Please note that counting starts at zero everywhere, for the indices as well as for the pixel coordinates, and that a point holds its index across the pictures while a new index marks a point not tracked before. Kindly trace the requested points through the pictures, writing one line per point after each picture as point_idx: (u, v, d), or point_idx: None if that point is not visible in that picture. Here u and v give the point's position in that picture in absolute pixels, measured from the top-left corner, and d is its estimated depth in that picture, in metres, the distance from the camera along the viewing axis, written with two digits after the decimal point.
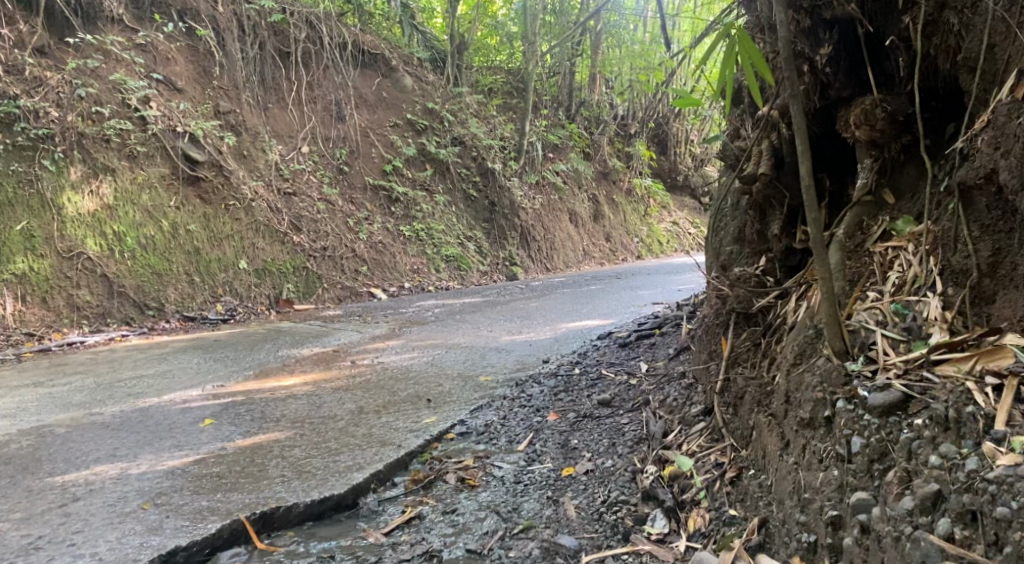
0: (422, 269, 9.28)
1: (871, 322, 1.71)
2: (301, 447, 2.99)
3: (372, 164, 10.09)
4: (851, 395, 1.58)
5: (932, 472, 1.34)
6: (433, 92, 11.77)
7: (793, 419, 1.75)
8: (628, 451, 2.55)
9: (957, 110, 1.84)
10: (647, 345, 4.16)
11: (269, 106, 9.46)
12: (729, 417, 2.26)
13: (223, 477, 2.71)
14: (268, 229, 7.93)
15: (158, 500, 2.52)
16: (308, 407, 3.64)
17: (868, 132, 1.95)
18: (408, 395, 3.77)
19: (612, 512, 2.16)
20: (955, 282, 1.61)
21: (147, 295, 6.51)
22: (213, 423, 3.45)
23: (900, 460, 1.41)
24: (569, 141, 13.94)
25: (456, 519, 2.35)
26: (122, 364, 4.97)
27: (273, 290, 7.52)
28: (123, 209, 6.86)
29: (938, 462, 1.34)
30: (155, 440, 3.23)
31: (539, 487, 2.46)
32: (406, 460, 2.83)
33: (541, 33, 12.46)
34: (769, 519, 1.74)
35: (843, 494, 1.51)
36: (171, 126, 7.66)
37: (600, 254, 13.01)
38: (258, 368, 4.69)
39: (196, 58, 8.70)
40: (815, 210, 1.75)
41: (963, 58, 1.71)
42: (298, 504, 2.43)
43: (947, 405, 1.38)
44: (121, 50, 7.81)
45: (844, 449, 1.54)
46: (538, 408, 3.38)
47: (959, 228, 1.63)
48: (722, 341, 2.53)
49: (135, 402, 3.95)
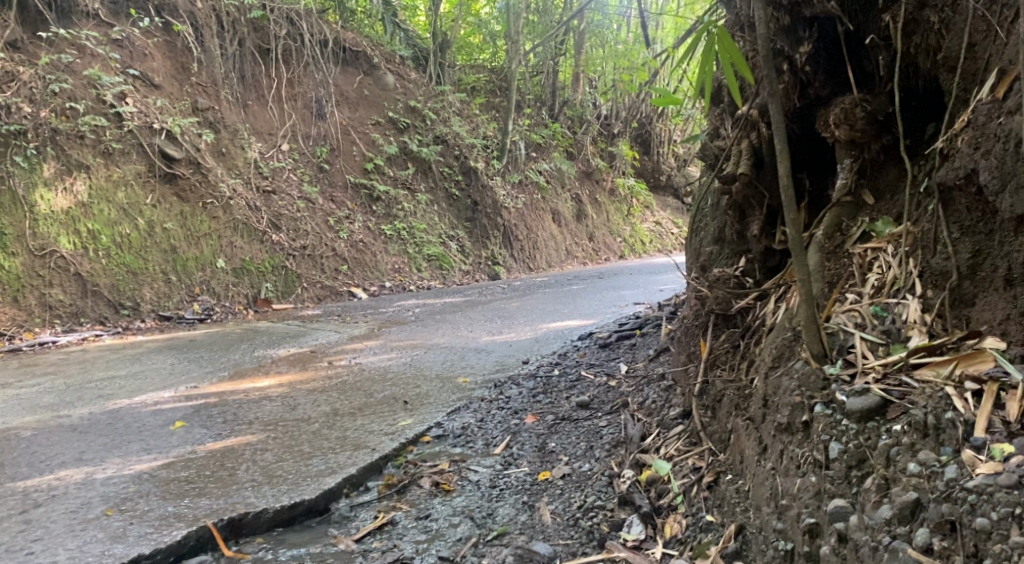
0: (403, 268, 9.20)
1: (849, 325, 1.68)
2: (273, 451, 2.91)
3: (353, 162, 9.99)
4: (829, 399, 1.55)
5: (910, 480, 1.31)
6: (416, 90, 11.70)
7: (770, 424, 1.72)
8: (605, 454, 2.51)
9: (937, 110, 1.81)
10: (628, 346, 4.13)
11: (248, 103, 9.34)
12: (707, 420, 2.22)
13: (191, 482, 2.63)
14: (247, 227, 7.80)
15: (122, 506, 2.44)
16: (282, 409, 3.57)
17: (848, 132, 1.92)
18: (385, 397, 3.71)
19: (588, 518, 2.12)
20: (934, 285, 1.59)
21: (121, 294, 6.38)
22: (184, 426, 3.37)
23: (878, 468, 1.38)
24: (552, 141, 13.91)
25: (429, 525, 2.29)
26: (94, 364, 4.85)
27: (251, 290, 7.40)
28: (98, 206, 6.73)
29: (916, 470, 1.31)
30: (123, 444, 3.14)
31: (515, 492, 2.41)
32: (380, 464, 2.77)
33: (524, 32, 12.40)
34: (745, 526, 1.70)
35: (820, 501, 1.47)
36: (148, 122, 7.52)
37: (582, 254, 12.98)
38: (233, 368, 4.61)
39: (174, 54, 8.56)
40: (794, 210, 1.72)
41: (944, 57, 1.69)
42: (268, 510, 2.36)
43: (926, 410, 1.36)
44: (96, 45, 7.64)
45: (822, 455, 1.50)
46: (516, 410, 3.33)
47: (939, 229, 1.60)
48: (701, 343, 2.50)
49: (105, 403, 3.86)
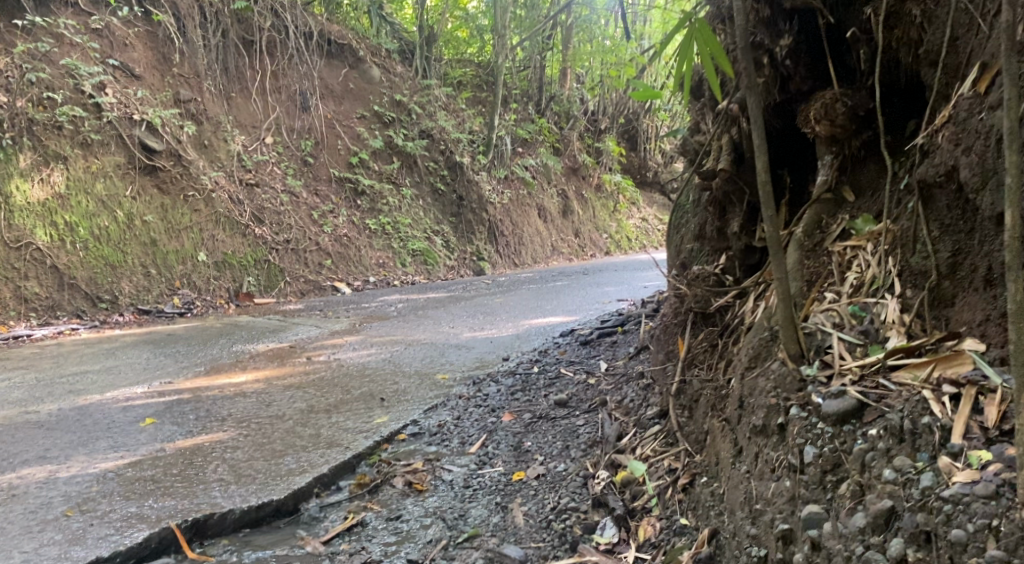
0: (387, 263, 9.11)
1: (827, 325, 1.65)
2: (244, 448, 2.84)
3: (337, 156, 9.89)
4: (805, 402, 1.51)
5: (885, 487, 1.27)
6: (401, 83, 11.58)
7: (746, 425, 1.67)
8: (581, 455, 2.46)
9: (918, 105, 1.78)
10: (608, 343, 4.10)
11: (231, 95, 9.19)
12: (683, 420, 2.19)
13: (157, 481, 2.56)
14: (228, 220, 7.67)
15: (83, 507, 2.36)
16: (256, 406, 3.50)
17: (829, 128, 1.89)
18: (361, 393, 3.64)
19: (561, 520, 2.07)
20: (913, 284, 1.55)
21: (100, 287, 6.26)
22: (154, 423, 3.28)
23: (852, 474, 1.34)
24: (539, 136, 13.85)
25: (399, 526, 2.24)
26: (68, 359, 4.75)
27: (232, 284, 7.28)
28: (75, 198, 6.61)
29: (892, 476, 1.27)
30: (89, 441, 3.05)
31: (489, 492, 2.36)
32: (353, 463, 2.71)
33: (512, 27, 12.30)
34: (719, 530, 1.66)
35: (795, 506, 1.42)
36: (128, 114, 7.38)
37: (568, 250, 12.96)
38: (210, 363, 4.52)
39: (155, 44, 8.41)
40: (772, 204, 1.67)
41: (925, 51, 1.65)
42: (234, 510, 2.30)
43: (903, 414, 1.31)
44: (74, 34, 7.48)
45: (796, 459, 1.45)
46: (493, 408, 3.28)
47: (920, 228, 1.56)
48: (679, 342, 2.46)
49: (75, 399, 3.76)
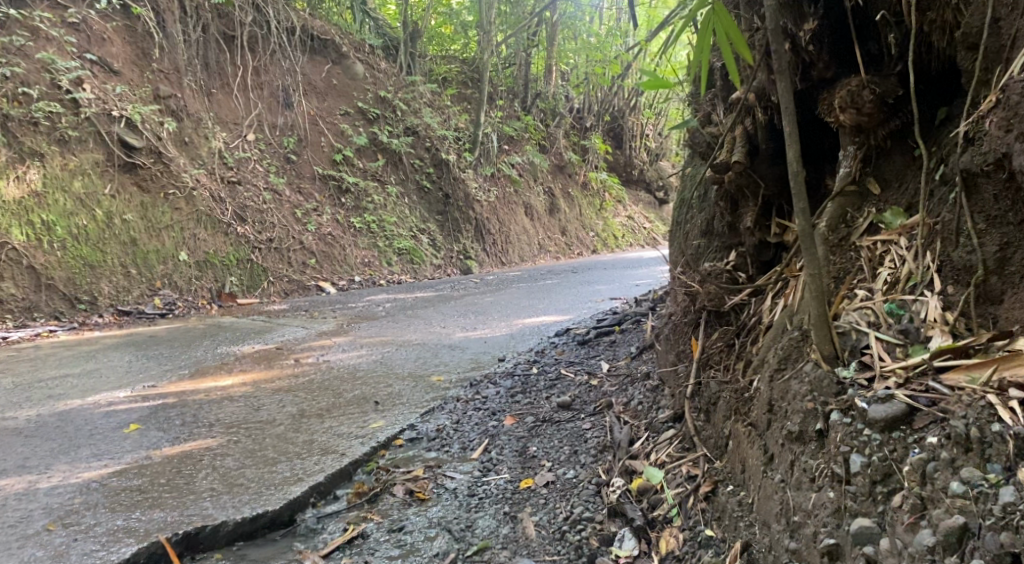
0: (373, 262, 8.98)
1: (862, 324, 1.56)
2: (234, 456, 2.71)
3: (321, 153, 9.70)
4: (846, 406, 1.41)
5: (954, 502, 1.16)
6: (385, 80, 11.39)
7: (777, 431, 1.58)
8: (591, 461, 2.36)
9: (952, 91, 1.70)
10: (607, 343, 4.00)
11: (212, 91, 8.98)
12: (700, 424, 2.10)
13: (145, 492, 2.42)
14: (210, 219, 7.48)
15: (66, 520, 2.23)
16: (245, 410, 3.35)
17: (854, 117, 1.80)
18: (354, 397, 3.51)
19: (575, 531, 1.97)
20: (955, 281, 1.47)
21: (78, 288, 6.08)
22: (139, 429, 3.14)
23: (911, 486, 1.24)
24: (525, 133, 13.73)
25: (403, 538, 2.13)
26: (46, 362, 4.57)
27: (215, 284, 7.08)
28: (52, 195, 6.40)
29: (960, 489, 1.16)
30: (71, 449, 2.90)
31: (495, 501, 2.25)
32: (350, 471, 2.59)
33: (497, 22, 12.15)
34: (751, 543, 1.57)
35: (841, 519, 1.33)
36: (107, 109, 7.16)
37: (555, 248, 12.89)
38: (194, 366, 4.36)
39: (134, 39, 8.20)
40: (803, 195, 1.58)
41: (963, 33, 1.56)
42: (227, 522, 2.18)
43: (968, 422, 1.20)
44: (50, 28, 7.25)
45: (841, 468, 1.36)
46: (493, 411, 3.17)
47: (962, 220, 1.48)
48: (692, 342, 2.37)
49: (55, 404, 3.60)
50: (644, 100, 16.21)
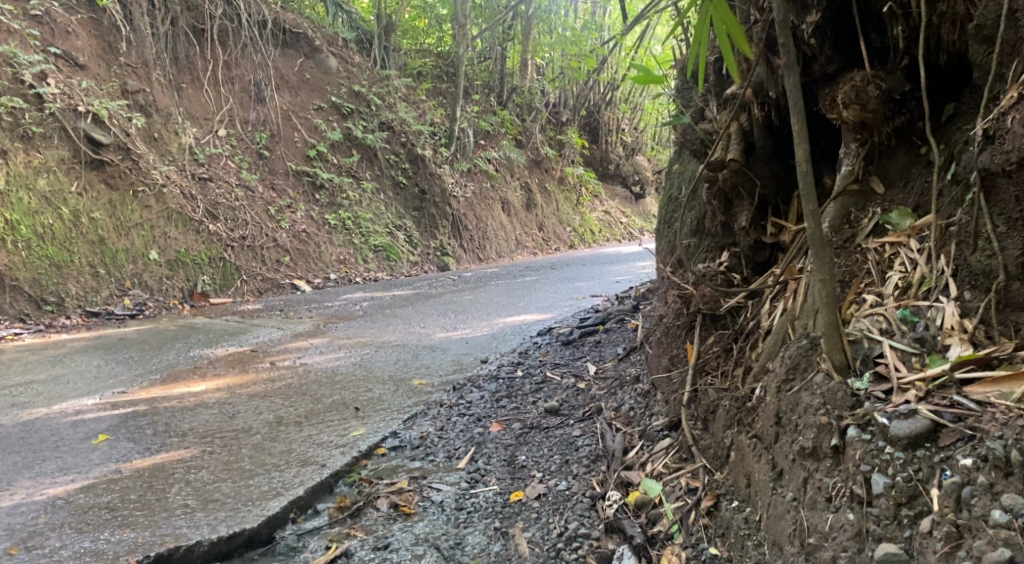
0: (348, 259, 8.82)
1: (874, 331, 1.50)
2: (209, 468, 2.57)
3: (294, 148, 9.50)
4: (864, 422, 1.37)
5: (997, 533, 1.13)
6: (359, 74, 11.21)
7: (788, 444, 1.51)
8: (585, 471, 2.26)
9: (961, 85, 1.62)
10: (592, 343, 3.92)
11: (181, 85, 8.71)
12: (698, 432, 2.02)
13: (115, 509, 2.28)
14: (180, 217, 7.26)
15: (29, 544, 2.08)
16: (219, 418, 3.21)
17: (858, 113, 1.71)
18: (334, 403, 3.38)
19: (571, 550, 1.88)
20: (973, 285, 1.40)
21: (43, 289, 5.84)
22: (108, 439, 2.98)
23: (944, 512, 1.20)
24: (501, 128, 13.59)
25: (388, 556, 2.02)
26: (9, 368, 4.37)
27: (187, 283, 6.87)
28: (16, 194, 6.15)
29: (1003, 518, 1.13)
30: (35, 463, 2.74)
31: (485, 516, 2.16)
32: (331, 483, 2.47)
33: (472, 16, 11.98)
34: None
35: (863, 544, 1.28)
36: (72, 104, 6.92)
37: (533, 243, 12.80)
38: (166, 371, 4.19)
39: (101, 32, 7.93)
40: (812, 194, 1.51)
41: (976, 25, 1.49)
42: (202, 542, 2.05)
43: (1006, 443, 1.16)
44: (11, 20, 6.97)
45: (862, 489, 1.32)
46: (479, 417, 3.07)
47: (981, 222, 1.40)
48: (686, 346, 2.28)
49: (19, 414, 3.42)
50: (619, 94, 16.15)
